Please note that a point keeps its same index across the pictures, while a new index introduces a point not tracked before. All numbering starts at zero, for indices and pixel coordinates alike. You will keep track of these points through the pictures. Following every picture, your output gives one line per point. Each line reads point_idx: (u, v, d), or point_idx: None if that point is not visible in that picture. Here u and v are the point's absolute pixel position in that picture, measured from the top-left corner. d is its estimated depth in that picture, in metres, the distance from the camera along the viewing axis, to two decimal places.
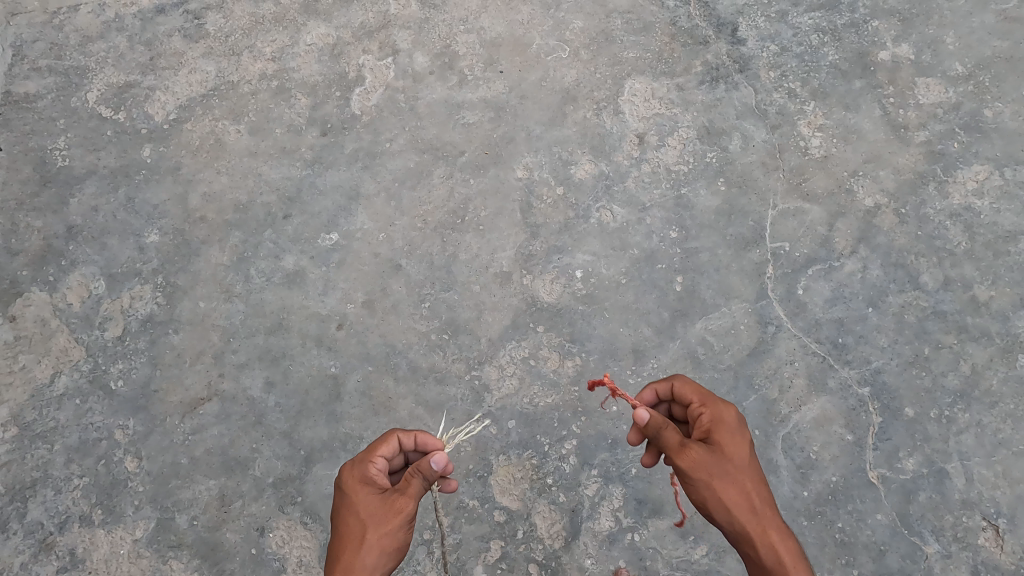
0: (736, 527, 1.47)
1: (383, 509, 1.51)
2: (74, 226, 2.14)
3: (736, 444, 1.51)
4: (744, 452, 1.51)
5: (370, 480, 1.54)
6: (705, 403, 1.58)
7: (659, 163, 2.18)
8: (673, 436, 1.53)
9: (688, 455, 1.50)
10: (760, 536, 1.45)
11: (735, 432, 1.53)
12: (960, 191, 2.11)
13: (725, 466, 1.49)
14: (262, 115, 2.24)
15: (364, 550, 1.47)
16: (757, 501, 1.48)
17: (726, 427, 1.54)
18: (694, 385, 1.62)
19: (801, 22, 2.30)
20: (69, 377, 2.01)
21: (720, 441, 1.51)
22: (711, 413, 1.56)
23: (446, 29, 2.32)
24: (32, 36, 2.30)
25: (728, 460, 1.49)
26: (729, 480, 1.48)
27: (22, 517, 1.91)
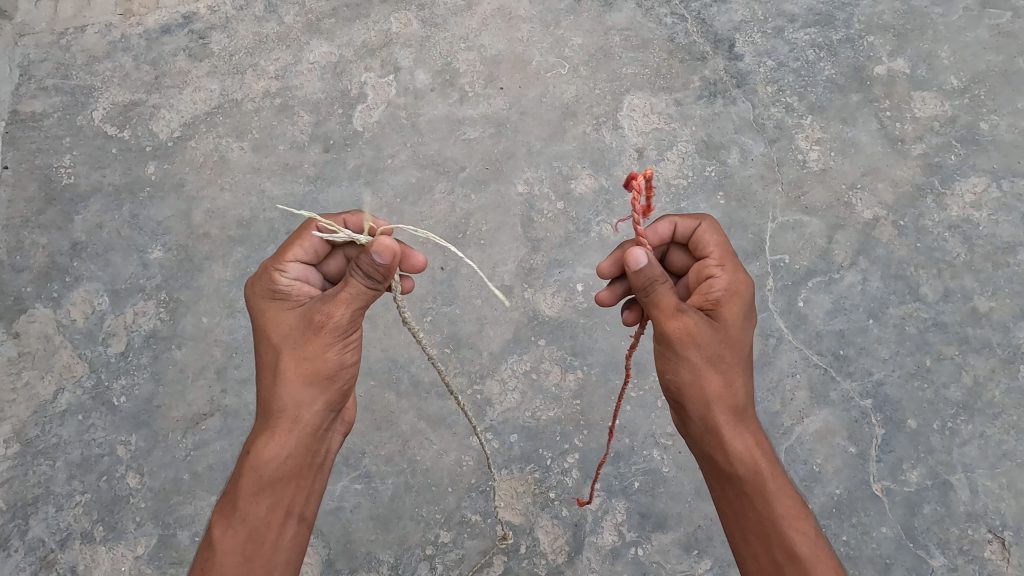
0: (707, 411, 1.43)
1: (298, 327, 1.42)
2: (79, 243, 2.16)
3: (739, 323, 1.43)
4: (742, 334, 1.44)
5: (284, 295, 1.46)
6: (722, 266, 1.48)
7: (658, 177, 2.20)
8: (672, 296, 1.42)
9: (683, 322, 1.40)
10: (733, 429, 1.42)
11: (742, 308, 1.45)
12: (959, 203, 2.13)
13: (720, 348, 1.41)
14: (265, 132, 2.27)
15: (283, 382, 1.40)
16: (743, 390, 1.44)
17: (738, 300, 1.44)
18: (726, 240, 1.53)
19: (797, 38, 2.33)
20: (72, 394, 2.02)
21: (725, 317, 1.43)
22: (724, 282, 1.46)
23: (447, 46, 2.35)
24: (40, 56, 2.34)
25: (722, 340, 1.42)
26: (714, 364, 1.41)
27: (23, 535, 1.90)
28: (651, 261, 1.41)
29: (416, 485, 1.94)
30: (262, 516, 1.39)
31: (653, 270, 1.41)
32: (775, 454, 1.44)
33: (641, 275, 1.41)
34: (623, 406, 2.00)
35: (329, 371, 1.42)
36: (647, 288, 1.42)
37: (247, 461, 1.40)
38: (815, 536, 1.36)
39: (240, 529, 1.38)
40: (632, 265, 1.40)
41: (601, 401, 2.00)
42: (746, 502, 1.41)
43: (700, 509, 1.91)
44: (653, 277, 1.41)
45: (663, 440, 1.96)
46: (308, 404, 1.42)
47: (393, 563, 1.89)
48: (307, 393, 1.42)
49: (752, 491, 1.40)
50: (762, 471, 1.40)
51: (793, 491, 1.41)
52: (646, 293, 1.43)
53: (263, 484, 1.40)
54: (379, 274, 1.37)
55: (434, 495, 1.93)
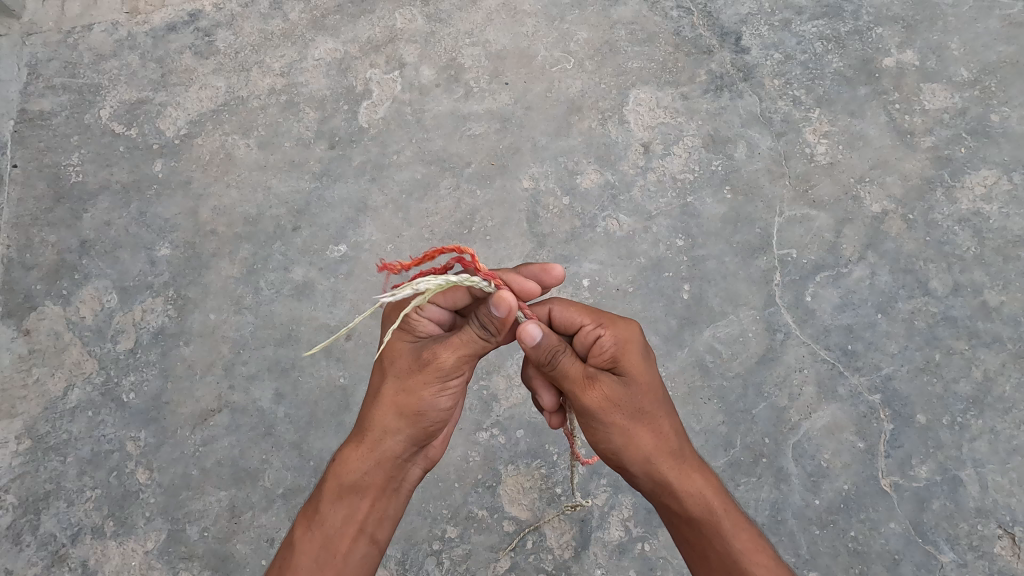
0: (648, 465, 1.41)
1: (409, 358, 1.45)
2: (87, 241, 2.18)
3: (643, 371, 1.41)
4: (656, 383, 1.43)
5: (413, 329, 1.49)
6: (602, 323, 1.45)
7: (664, 171, 2.19)
8: (577, 364, 1.40)
9: (594, 389, 1.39)
10: (678, 478, 1.41)
11: (642, 357, 1.43)
12: (969, 197, 2.11)
13: (637, 401, 1.40)
14: (271, 129, 2.28)
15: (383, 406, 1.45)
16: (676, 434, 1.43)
17: (632, 349, 1.43)
18: (562, 302, 1.50)
19: (805, 30, 2.31)
20: (82, 390, 2.04)
21: (629, 370, 1.41)
22: (615, 334, 1.43)
23: (452, 42, 2.34)
24: (48, 55, 2.35)
25: (638, 392, 1.40)
26: (640, 416, 1.40)
27: (35, 530, 1.92)
28: (545, 334, 1.38)
29: (423, 481, 1.95)
30: (336, 527, 1.43)
31: (549, 341, 1.39)
32: (724, 489, 1.43)
33: (540, 349, 1.39)
34: None
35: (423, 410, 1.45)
36: (551, 361, 1.39)
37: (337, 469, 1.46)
38: (775, 565, 1.35)
39: (314, 535, 1.43)
40: (529, 340, 1.37)
41: None
42: (707, 541, 1.39)
43: None
44: (551, 348, 1.39)
45: None
46: (392, 439, 1.46)
47: (400, 558, 1.89)
48: (398, 424, 1.45)
49: (710, 535, 1.38)
50: (716, 512, 1.38)
51: (747, 524, 1.40)
52: (552, 365, 1.40)
53: (347, 497, 1.45)
54: (494, 325, 1.38)
55: (440, 490, 1.94)
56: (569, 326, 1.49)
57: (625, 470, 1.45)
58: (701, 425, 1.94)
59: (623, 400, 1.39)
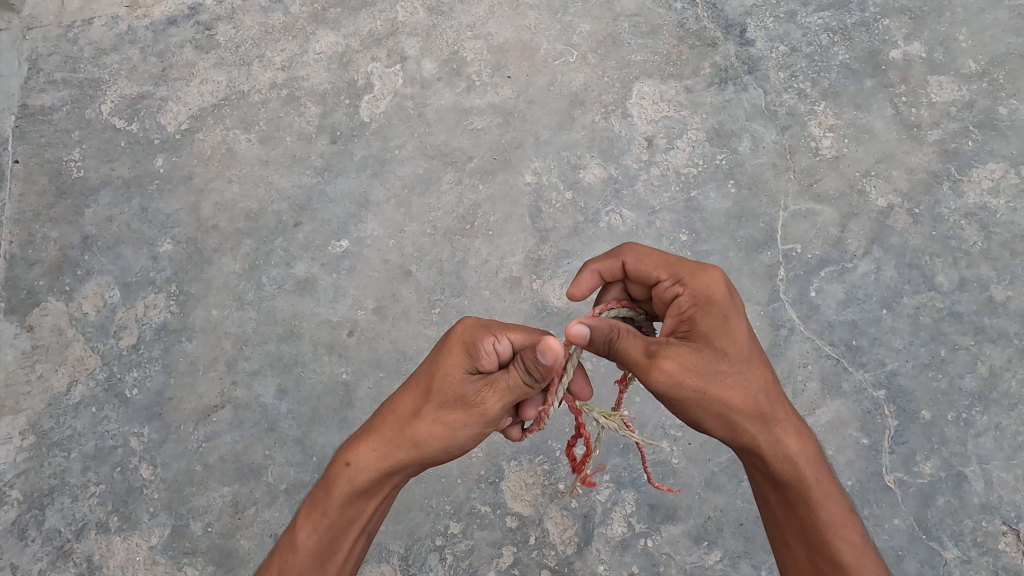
0: (734, 432, 1.41)
1: (427, 380, 1.48)
2: (90, 236, 2.18)
3: (726, 332, 1.36)
4: (744, 346, 1.37)
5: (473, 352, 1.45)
6: (678, 280, 1.43)
7: (668, 166, 2.17)
8: (638, 344, 1.36)
9: (664, 365, 1.34)
10: (770, 443, 1.42)
11: (724, 320, 1.37)
12: (976, 191, 2.09)
13: (717, 366, 1.35)
14: (272, 124, 2.26)
15: (375, 436, 1.51)
16: (764, 398, 1.40)
17: (712, 308, 1.38)
18: (633, 254, 1.50)
19: (811, 22, 2.28)
20: (85, 386, 2.04)
21: (705, 333, 1.37)
22: (693, 292, 1.40)
23: (454, 35, 2.32)
24: (48, 50, 2.34)
25: (719, 357, 1.36)
26: (722, 381, 1.36)
27: (40, 525, 1.93)
28: (594, 327, 1.37)
29: (425, 477, 1.95)
30: (309, 542, 1.52)
31: (600, 332, 1.37)
32: (819, 456, 1.45)
33: (594, 342, 1.38)
34: (632, 397, 1.99)
35: (416, 445, 1.47)
36: (608, 348, 1.37)
37: (325, 487, 1.53)
38: (862, 543, 1.42)
39: (295, 551, 1.52)
40: (577, 338, 1.37)
41: (610, 393, 1.99)
42: (798, 509, 1.45)
43: (710, 501, 1.90)
44: (605, 336, 1.37)
45: (673, 432, 1.95)
46: (372, 467, 1.50)
47: (404, 553, 1.90)
48: (380, 450, 1.49)
49: (797, 501, 1.45)
50: (806, 480, 1.44)
51: (837, 496, 1.45)
52: (610, 353, 1.38)
53: (317, 516, 1.52)
54: (538, 372, 1.37)
55: (443, 486, 1.94)
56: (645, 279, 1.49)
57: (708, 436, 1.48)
58: None
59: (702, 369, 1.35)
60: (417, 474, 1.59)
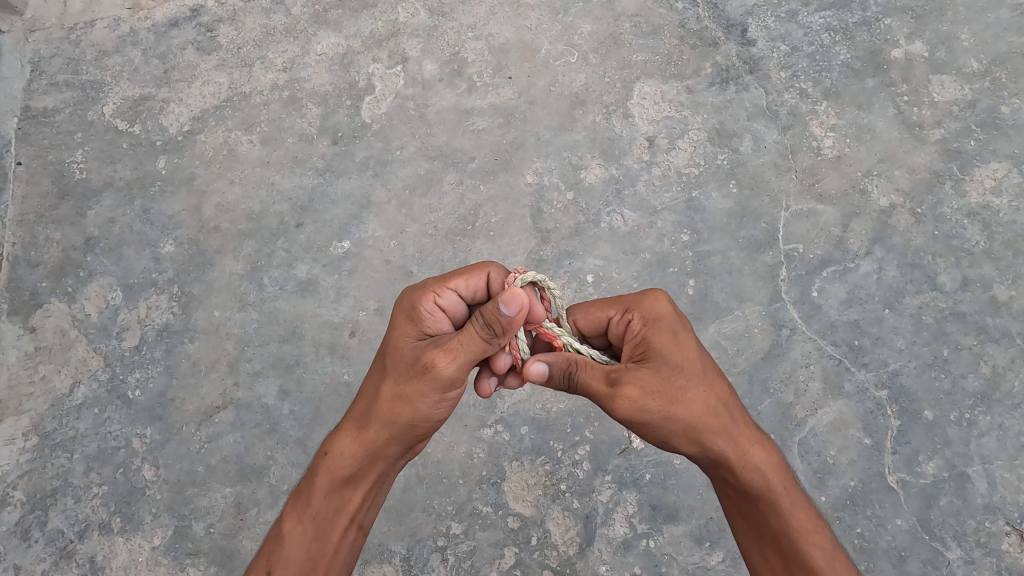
0: (702, 446, 1.43)
1: (385, 356, 1.50)
2: (92, 238, 2.18)
3: (677, 348, 1.41)
4: (696, 357, 1.42)
5: (418, 319, 1.48)
6: (626, 310, 1.47)
7: (669, 166, 2.17)
8: (597, 374, 1.41)
9: (623, 389, 1.37)
10: (737, 457, 1.43)
11: (672, 335, 1.42)
12: (978, 190, 2.08)
13: (676, 382, 1.39)
14: (274, 125, 2.27)
15: (347, 420, 1.54)
16: (724, 407, 1.43)
17: (663, 326, 1.42)
18: (581, 307, 1.54)
19: (812, 21, 2.28)
20: (88, 387, 2.04)
21: (660, 351, 1.40)
22: (640, 317, 1.44)
23: (455, 35, 2.32)
24: (50, 52, 2.35)
25: (676, 373, 1.39)
26: (678, 401, 1.39)
27: (43, 526, 1.94)
28: (549, 364, 1.43)
29: (427, 477, 1.95)
30: (295, 538, 1.52)
31: (558, 365, 1.43)
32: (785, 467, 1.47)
33: (553, 378, 1.44)
34: None
35: (384, 417, 1.47)
36: (568, 381, 1.42)
37: (309, 477, 1.55)
38: (833, 550, 1.40)
39: (280, 547, 1.52)
40: (536, 376, 1.43)
41: None
42: (769, 520, 1.45)
43: (712, 501, 1.90)
44: (563, 371, 1.43)
45: None
46: (347, 449, 1.51)
47: (405, 554, 1.90)
48: (353, 432, 1.51)
49: (768, 513, 1.44)
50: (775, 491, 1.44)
51: (805, 504, 1.45)
52: (570, 385, 1.43)
53: (303, 511, 1.53)
54: (498, 324, 1.37)
55: (445, 487, 1.94)
56: (597, 324, 1.52)
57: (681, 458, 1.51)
58: None
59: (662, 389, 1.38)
60: (404, 454, 1.58)
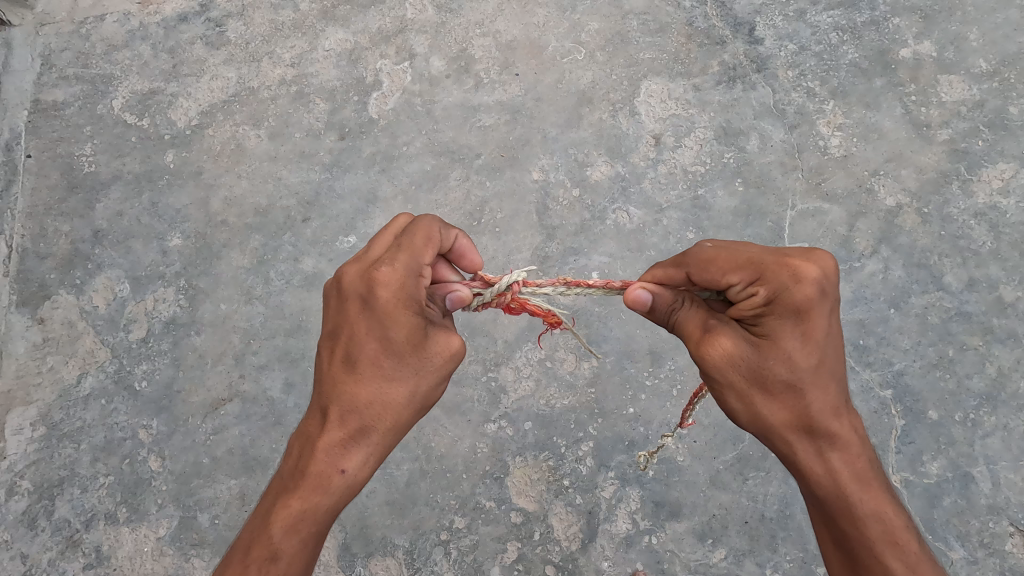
0: (772, 435, 1.24)
1: (395, 354, 1.26)
2: (101, 231, 2.20)
3: (790, 334, 1.18)
4: (811, 354, 1.18)
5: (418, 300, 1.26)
6: (756, 279, 1.21)
7: (676, 164, 2.17)
8: (698, 318, 1.29)
9: (717, 340, 1.23)
10: (811, 459, 1.22)
11: (798, 321, 1.17)
12: (985, 190, 2.08)
13: (773, 366, 1.19)
14: (281, 120, 2.28)
15: (351, 426, 1.27)
16: (818, 412, 1.20)
17: (785, 308, 1.17)
18: (699, 262, 1.31)
19: (820, 20, 2.28)
20: (95, 378, 2.06)
21: (771, 332, 1.19)
22: (769, 291, 1.19)
23: (462, 32, 2.33)
24: (61, 46, 2.36)
25: (782, 359, 1.18)
26: (775, 385, 1.19)
27: (50, 515, 1.96)
28: (656, 294, 1.36)
29: (431, 471, 1.95)
30: (296, 559, 1.22)
31: (663, 299, 1.35)
32: (878, 484, 1.22)
33: (655, 310, 1.36)
34: (638, 394, 1.98)
35: (400, 411, 1.29)
36: (670, 316, 1.34)
37: (311, 490, 1.25)
38: None
39: (278, 563, 1.21)
40: (638, 303, 1.36)
41: (616, 390, 1.99)
42: (839, 530, 1.23)
43: (714, 499, 1.90)
44: (668, 305, 1.35)
45: (679, 429, 1.95)
46: (351, 460, 1.28)
47: (408, 547, 1.91)
48: (364, 438, 1.28)
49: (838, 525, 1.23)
50: (848, 499, 1.21)
51: (892, 525, 1.20)
52: (670, 324, 1.34)
53: (305, 522, 1.24)
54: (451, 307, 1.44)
55: (448, 481, 1.95)
56: (712, 284, 1.29)
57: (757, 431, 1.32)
58: (710, 419, 1.95)
59: (744, 359, 1.20)
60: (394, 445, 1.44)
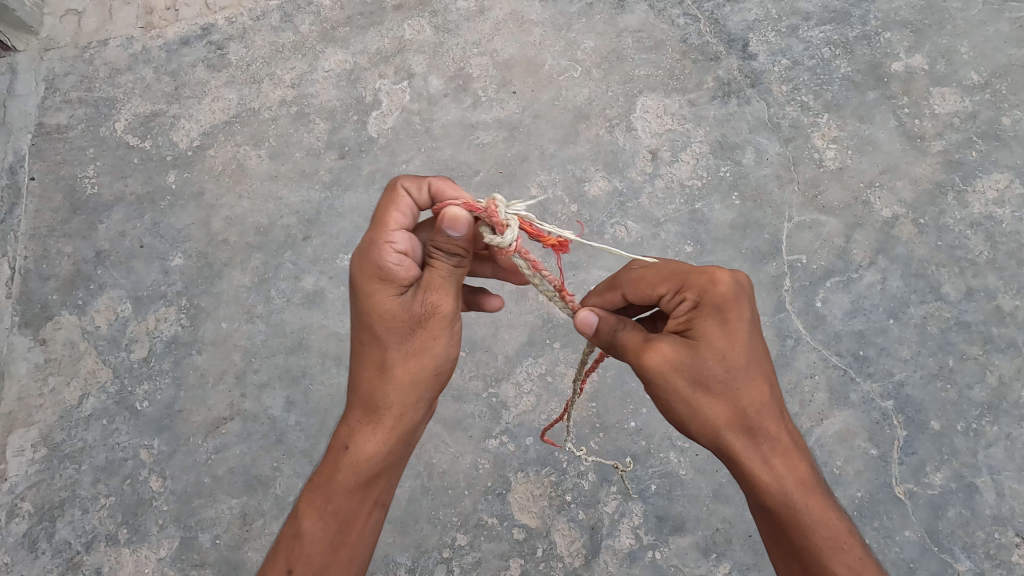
0: (717, 441, 1.24)
1: (372, 331, 1.28)
2: (103, 252, 2.21)
3: (722, 334, 1.19)
4: (740, 354, 1.20)
5: (388, 275, 1.26)
6: (682, 288, 1.26)
7: (672, 178, 2.19)
8: (637, 335, 1.27)
9: (656, 350, 1.21)
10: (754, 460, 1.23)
11: (724, 323, 1.20)
12: (981, 201, 2.09)
13: (710, 369, 1.19)
14: (282, 140, 2.30)
15: (358, 404, 1.33)
16: (753, 412, 1.22)
17: (712, 311, 1.20)
18: (631, 282, 1.35)
19: (812, 35, 2.31)
20: (97, 398, 2.06)
21: (703, 334, 1.19)
22: (694, 296, 1.23)
23: (460, 52, 2.36)
24: (65, 70, 2.40)
25: (718, 362, 1.19)
26: (712, 389, 1.20)
27: (51, 537, 1.95)
28: (601, 316, 1.31)
29: (433, 488, 1.95)
30: (316, 538, 1.31)
31: (606, 322, 1.30)
32: (814, 481, 1.25)
33: (599, 332, 1.31)
34: (640, 408, 1.98)
35: (407, 379, 1.30)
36: (612, 339, 1.29)
37: (325, 471, 1.34)
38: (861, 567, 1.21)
39: (300, 543, 1.31)
40: (585, 326, 1.32)
41: (617, 404, 1.99)
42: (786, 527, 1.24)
43: (718, 512, 1.89)
44: (611, 327, 1.30)
45: (681, 443, 1.95)
46: (375, 441, 1.32)
47: (411, 565, 1.90)
48: (370, 415, 1.32)
49: (787, 526, 1.24)
50: (792, 502, 1.23)
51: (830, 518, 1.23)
52: (614, 346, 1.30)
53: (321, 501, 1.32)
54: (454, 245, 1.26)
55: (450, 498, 1.94)
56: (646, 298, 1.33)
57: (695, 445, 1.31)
58: None
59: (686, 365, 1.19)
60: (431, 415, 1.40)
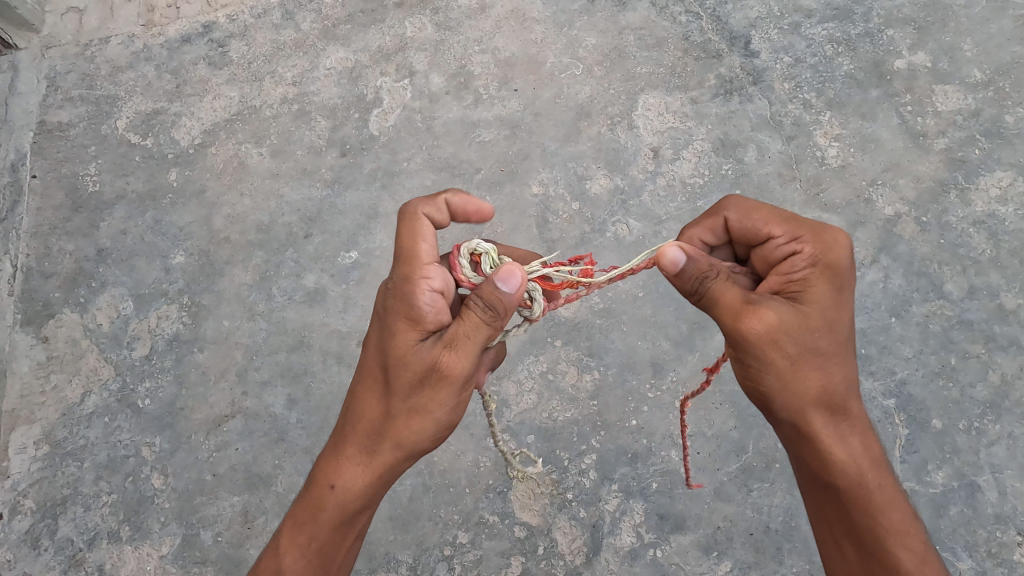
0: (798, 413, 1.25)
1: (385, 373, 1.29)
2: (104, 249, 2.21)
3: (830, 298, 1.22)
4: (843, 323, 1.23)
5: (416, 316, 1.27)
6: (799, 240, 1.26)
7: (674, 176, 2.18)
8: (734, 290, 1.25)
9: (760, 312, 1.21)
10: (832, 436, 1.25)
11: (835, 287, 1.23)
12: (983, 199, 2.09)
13: (813, 334, 1.21)
14: (283, 138, 2.30)
15: (352, 444, 1.32)
16: (842, 386, 1.24)
17: (828, 271, 1.23)
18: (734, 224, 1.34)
19: (815, 32, 2.30)
20: (99, 396, 2.07)
21: (812, 297, 1.22)
22: (812, 252, 1.24)
23: (462, 49, 2.36)
24: (66, 67, 2.40)
25: (824, 328, 1.21)
26: (810, 357, 1.21)
27: (53, 534, 1.95)
28: (691, 258, 1.27)
29: (434, 486, 1.95)
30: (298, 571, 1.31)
31: (696, 266, 1.27)
32: (886, 461, 1.26)
33: (684, 276, 1.28)
34: (641, 407, 1.98)
35: (402, 432, 1.29)
36: (698, 287, 1.27)
37: (309, 509, 1.33)
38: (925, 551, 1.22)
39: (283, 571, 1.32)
40: (671, 266, 1.27)
41: (618, 402, 1.99)
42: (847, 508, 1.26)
43: (719, 511, 1.89)
44: (699, 273, 1.27)
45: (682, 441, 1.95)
46: (364, 484, 1.32)
47: (412, 563, 1.90)
48: (360, 458, 1.32)
49: (849, 505, 1.25)
50: (866, 482, 1.24)
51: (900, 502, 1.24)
52: (698, 292, 1.27)
53: (304, 536, 1.32)
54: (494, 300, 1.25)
55: (452, 496, 1.94)
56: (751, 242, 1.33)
57: (764, 413, 1.31)
58: (712, 430, 1.95)
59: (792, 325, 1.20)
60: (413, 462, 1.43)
